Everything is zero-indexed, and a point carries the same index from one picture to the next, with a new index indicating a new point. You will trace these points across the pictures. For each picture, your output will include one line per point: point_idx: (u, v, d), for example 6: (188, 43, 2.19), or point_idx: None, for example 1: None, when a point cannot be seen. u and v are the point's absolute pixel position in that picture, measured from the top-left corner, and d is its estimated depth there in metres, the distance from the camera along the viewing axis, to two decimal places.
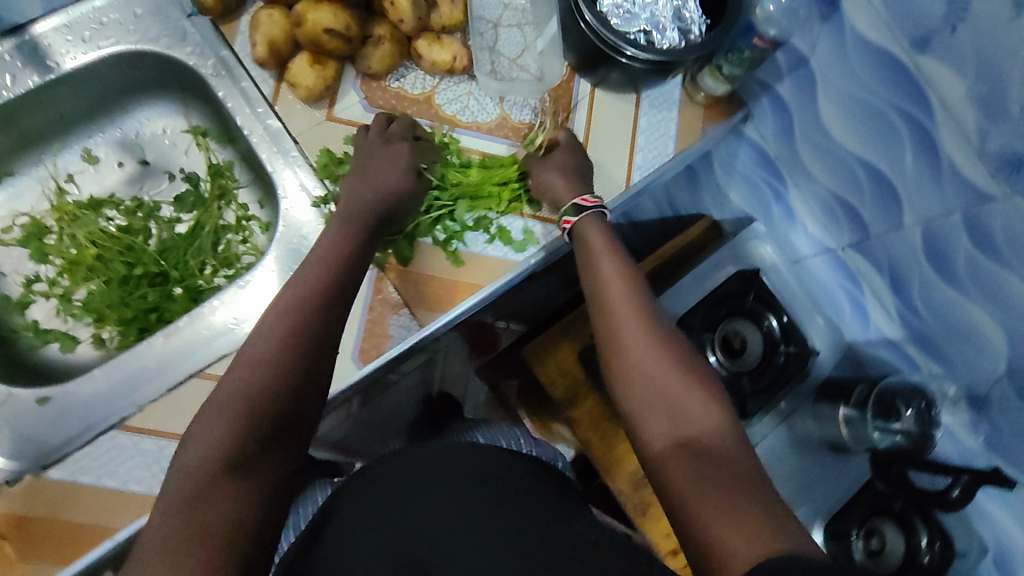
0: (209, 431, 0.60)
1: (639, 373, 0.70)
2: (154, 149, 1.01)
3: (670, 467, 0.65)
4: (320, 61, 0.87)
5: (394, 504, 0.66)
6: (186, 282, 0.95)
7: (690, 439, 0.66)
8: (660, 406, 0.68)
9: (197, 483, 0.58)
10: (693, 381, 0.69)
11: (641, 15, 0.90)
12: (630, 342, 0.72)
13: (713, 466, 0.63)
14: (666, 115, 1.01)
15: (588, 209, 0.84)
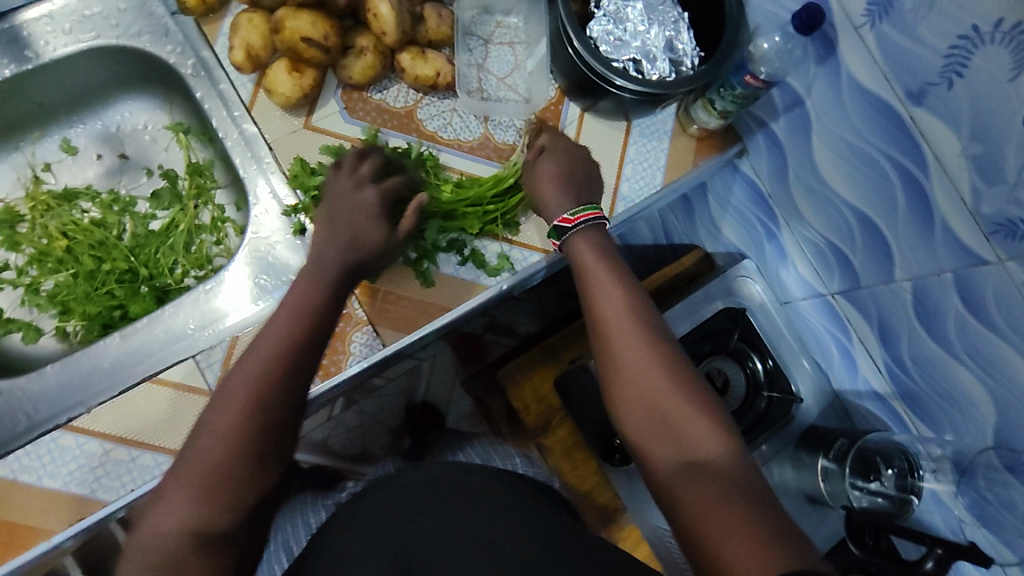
0: (176, 492, 0.57)
1: (640, 398, 0.66)
2: (135, 143, 1.00)
3: (677, 498, 0.61)
4: (298, 68, 0.85)
5: (388, 529, 0.66)
6: (154, 281, 0.93)
7: (698, 468, 0.62)
8: (663, 433, 0.65)
9: (166, 551, 0.55)
10: (698, 404, 0.65)
11: (632, 43, 0.87)
12: (632, 363, 0.67)
13: (720, 498, 0.59)
14: (657, 145, 0.98)
15: (570, 229, 0.78)
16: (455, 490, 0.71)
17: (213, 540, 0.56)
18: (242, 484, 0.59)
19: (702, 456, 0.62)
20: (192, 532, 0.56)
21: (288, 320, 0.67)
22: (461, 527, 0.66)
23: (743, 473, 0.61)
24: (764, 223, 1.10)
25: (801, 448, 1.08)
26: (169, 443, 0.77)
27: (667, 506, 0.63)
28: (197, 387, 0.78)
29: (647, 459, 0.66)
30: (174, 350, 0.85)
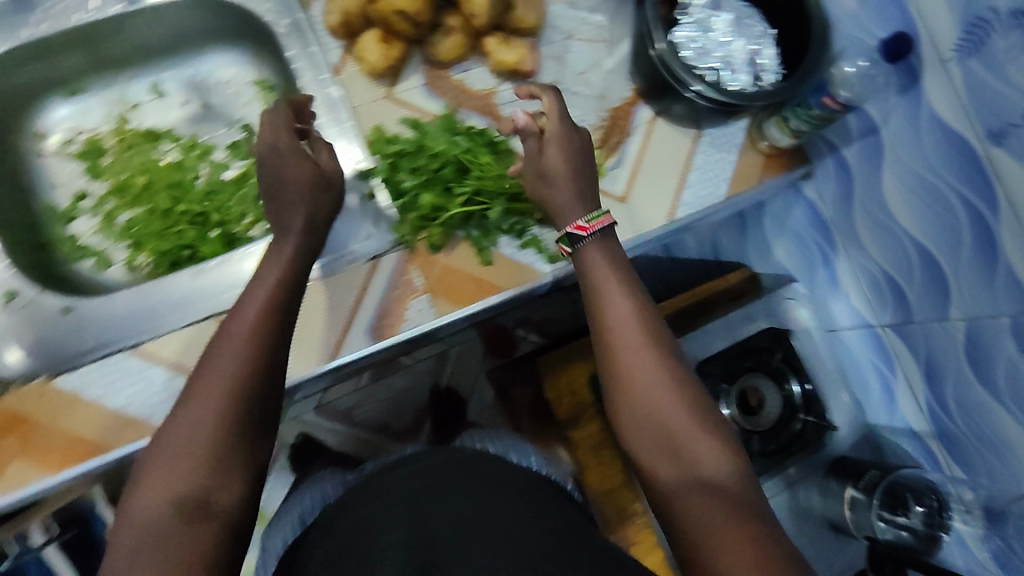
0: (164, 470, 0.54)
1: (648, 415, 0.64)
2: (219, 94, 1.04)
3: (680, 518, 0.59)
4: (389, 39, 0.87)
5: (418, 504, 0.71)
6: (224, 227, 0.95)
7: (702, 485, 0.60)
8: (666, 453, 0.63)
9: (155, 530, 0.52)
10: (706, 420, 0.63)
11: (715, 52, 0.87)
12: (638, 379, 0.65)
13: (726, 518, 0.57)
14: (725, 156, 0.98)
15: (583, 238, 0.72)
16: (470, 480, 0.76)
17: (203, 515, 0.53)
18: (235, 459, 0.56)
19: (706, 476, 0.60)
20: (182, 509, 0.53)
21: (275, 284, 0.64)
22: (486, 512, 0.69)
23: (749, 494, 0.59)
24: (821, 246, 1.10)
25: (829, 476, 1.07)
26: None
27: (669, 525, 0.61)
28: None
29: (650, 478, 0.64)
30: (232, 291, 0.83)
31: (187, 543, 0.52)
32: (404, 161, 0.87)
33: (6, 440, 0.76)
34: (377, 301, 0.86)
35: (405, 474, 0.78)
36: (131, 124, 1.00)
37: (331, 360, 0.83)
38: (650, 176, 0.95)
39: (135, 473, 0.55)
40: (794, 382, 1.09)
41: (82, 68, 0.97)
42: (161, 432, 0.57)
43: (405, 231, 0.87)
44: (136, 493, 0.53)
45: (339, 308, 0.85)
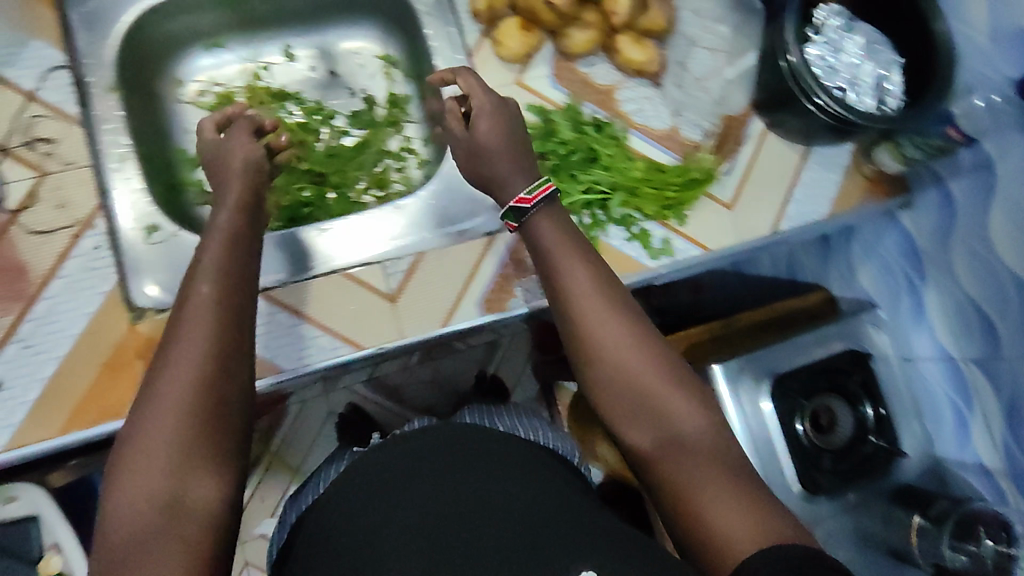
0: (137, 469, 0.53)
1: (618, 384, 0.67)
2: (345, 65, 1.07)
3: (662, 478, 0.64)
4: (529, 28, 0.91)
5: (454, 473, 0.73)
6: (341, 190, 1.01)
7: (679, 443, 0.64)
8: (645, 418, 0.66)
9: (138, 530, 0.52)
10: (675, 380, 0.67)
11: (843, 72, 0.89)
12: (607, 349, 0.67)
13: (702, 470, 0.62)
14: (830, 176, 1.00)
15: (527, 210, 0.73)
16: (492, 458, 0.76)
17: (183, 506, 0.53)
18: (208, 444, 0.55)
19: (686, 437, 0.64)
20: (160, 505, 0.53)
21: (217, 257, 0.64)
22: (470, 486, 0.71)
23: (721, 442, 0.64)
24: (911, 278, 1.11)
25: (895, 503, 1.07)
26: (346, 332, 0.85)
27: (651, 484, 0.65)
28: (378, 287, 0.87)
29: (625, 437, 0.67)
30: (370, 246, 0.90)
31: (173, 534, 0.52)
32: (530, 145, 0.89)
33: (138, 362, 0.80)
34: (491, 277, 0.89)
35: (402, 444, 0.79)
36: (262, 82, 1.04)
37: (440, 327, 0.87)
38: (759, 189, 0.97)
39: (106, 479, 0.54)
40: (869, 406, 1.09)
41: (225, 24, 1.01)
42: (124, 434, 0.56)
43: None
44: (112, 500, 0.53)
45: (451, 282, 0.89)
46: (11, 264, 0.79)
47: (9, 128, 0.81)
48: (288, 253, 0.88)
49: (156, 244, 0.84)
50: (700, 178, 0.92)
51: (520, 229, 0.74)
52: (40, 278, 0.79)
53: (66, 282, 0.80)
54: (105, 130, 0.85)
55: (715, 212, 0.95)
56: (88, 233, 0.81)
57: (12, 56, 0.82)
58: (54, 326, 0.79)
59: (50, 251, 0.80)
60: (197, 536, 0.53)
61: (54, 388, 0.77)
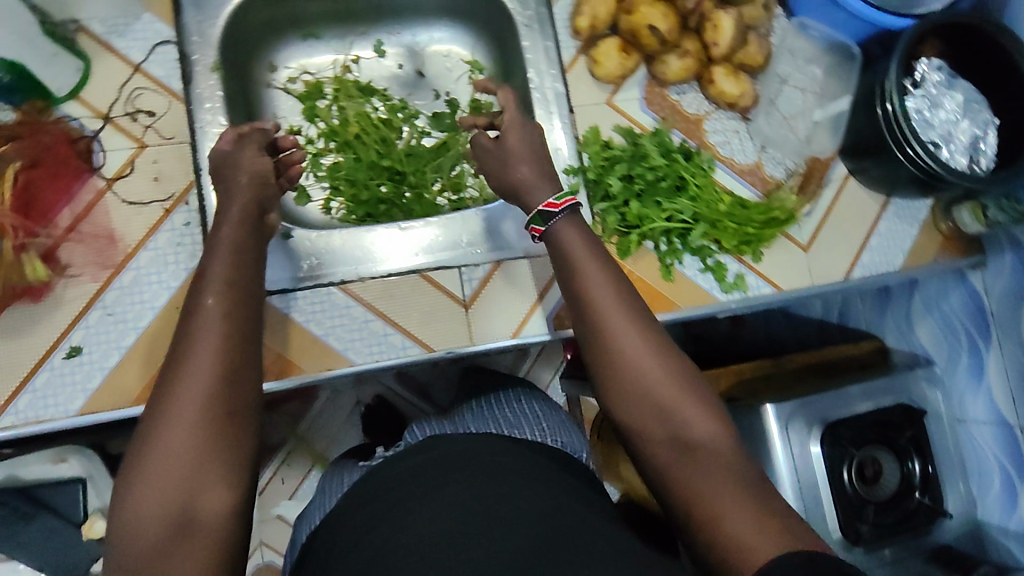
0: (150, 480, 0.51)
1: (639, 396, 0.63)
2: (433, 65, 1.07)
3: (681, 489, 0.60)
4: (628, 50, 0.91)
5: (465, 481, 0.65)
6: (417, 190, 1.01)
7: (697, 450, 0.60)
8: (662, 430, 0.62)
9: (150, 545, 0.50)
10: (691, 387, 0.63)
11: (938, 127, 0.89)
12: (631, 360, 0.63)
13: (716, 483, 0.58)
14: (907, 229, 0.99)
15: (554, 214, 0.71)
16: (504, 472, 0.67)
17: (196, 519, 0.51)
18: (216, 457, 0.52)
19: (702, 449, 0.60)
20: (170, 518, 0.50)
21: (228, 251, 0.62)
22: (493, 486, 0.63)
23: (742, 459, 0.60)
24: (974, 342, 1.08)
25: (931, 564, 1.05)
26: (417, 333, 0.86)
27: (665, 498, 0.62)
28: (453, 293, 0.88)
29: (638, 443, 0.64)
30: (435, 250, 0.89)
31: (184, 550, 0.50)
32: (619, 167, 0.89)
33: None
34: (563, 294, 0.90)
35: (414, 455, 0.73)
36: (350, 76, 1.04)
37: (508, 339, 0.88)
38: (834, 234, 0.97)
39: (118, 488, 0.52)
40: (915, 462, 1.07)
41: (320, 14, 1.01)
42: (134, 442, 0.53)
43: (604, 231, 0.89)
44: (123, 512, 0.50)
45: (523, 297, 0.89)
46: (103, 232, 0.81)
47: (113, 99, 0.83)
48: (308, 250, 0.86)
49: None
50: (781, 219, 0.91)
51: (545, 234, 0.72)
52: (130, 248, 0.81)
53: (153, 254, 0.82)
54: (205, 109, 0.84)
55: (789, 253, 0.95)
56: (180, 209, 0.83)
57: (124, 28, 0.85)
58: (138, 296, 0.81)
59: (141, 223, 0.82)
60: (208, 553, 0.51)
61: (131, 357, 0.80)
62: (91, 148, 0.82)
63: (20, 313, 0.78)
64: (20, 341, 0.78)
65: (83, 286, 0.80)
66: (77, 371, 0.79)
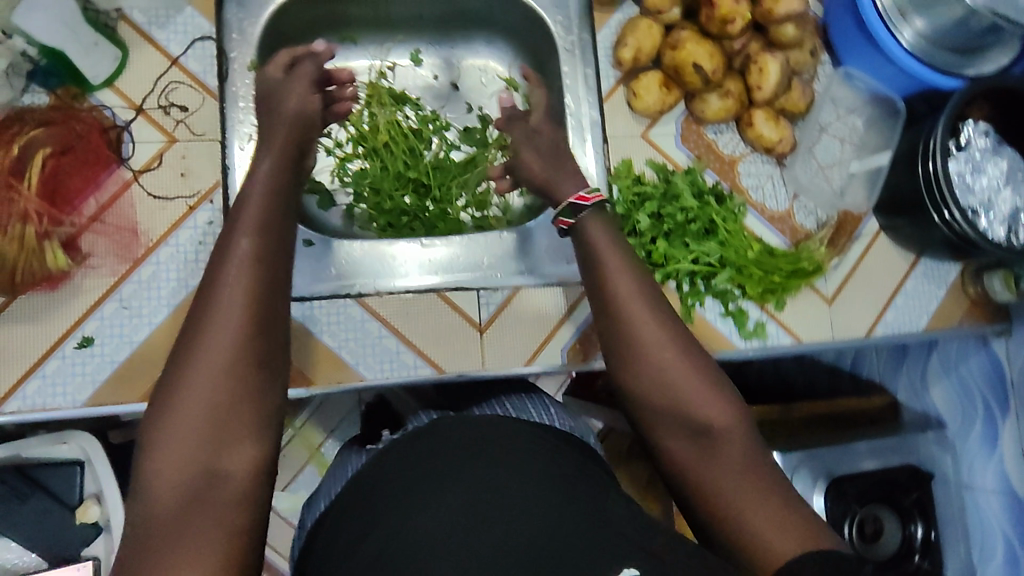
0: (178, 439, 0.54)
1: (651, 385, 0.66)
2: (468, 79, 1.06)
3: (694, 476, 0.63)
4: (668, 85, 0.89)
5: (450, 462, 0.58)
6: (440, 204, 1.00)
7: (707, 437, 0.63)
8: (683, 428, 0.64)
9: (172, 502, 0.53)
10: (705, 376, 0.66)
11: (979, 194, 0.87)
12: (644, 358, 0.66)
13: (735, 479, 0.61)
14: (934, 289, 0.97)
15: (584, 209, 0.74)
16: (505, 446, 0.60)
17: (220, 479, 0.54)
18: (241, 420, 0.56)
19: (724, 450, 0.63)
20: (192, 475, 0.54)
21: (256, 216, 0.63)
22: (489, 477, 0.56)
23: (762, 460, 0.63)
24: (993, 412, 1.03)
25: None
26: (430, 353, 0.85)
27: (684, 496, 0.64)
28: (470, 315, 0.87)
29: (656, 441, 0.66)
30: (456, 270, 0.90)
31: (204, 508, 0.53)
32: (649, 205, 0.87)
33: None
34: (581, 326, 0.89)
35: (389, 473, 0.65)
36: (384, 83, 1.04)
37: (521, 367, 0.87)
38: (859, 289, 0.95)
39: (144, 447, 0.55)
40: (919, 527, 1.06)
41: (360, 20, 1.00)
42: (156, 404, 0.56)
43: None
44: (149, 469, 0.54)
45: (539, 325, 0.88)
46: (126, 224, 0.81)
47: (148, 90, 0.83)
48: (334, 256, 0.88)
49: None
50: (807, 270, 0.90)
51: (573, 227, 0.74)
52: (151, 243, 0.81)
53: (174, 251, 0.81)
54: (239, 108, 0.86)
55: (812, 304, 0.94)
56: (204, 207, 0.83)
57: (165, 20, 0.84)
58: (154, 292, 0.81)
59: (164, 218, 0.82)
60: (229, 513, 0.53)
61: (144, 353, 0.80)
62: (121, 139, 0.81)
63: (37, 299, 0.78)
64: (35, 327, 0.78)
65: (101, 277, 0.80)
66: (87, 363, 0.78)
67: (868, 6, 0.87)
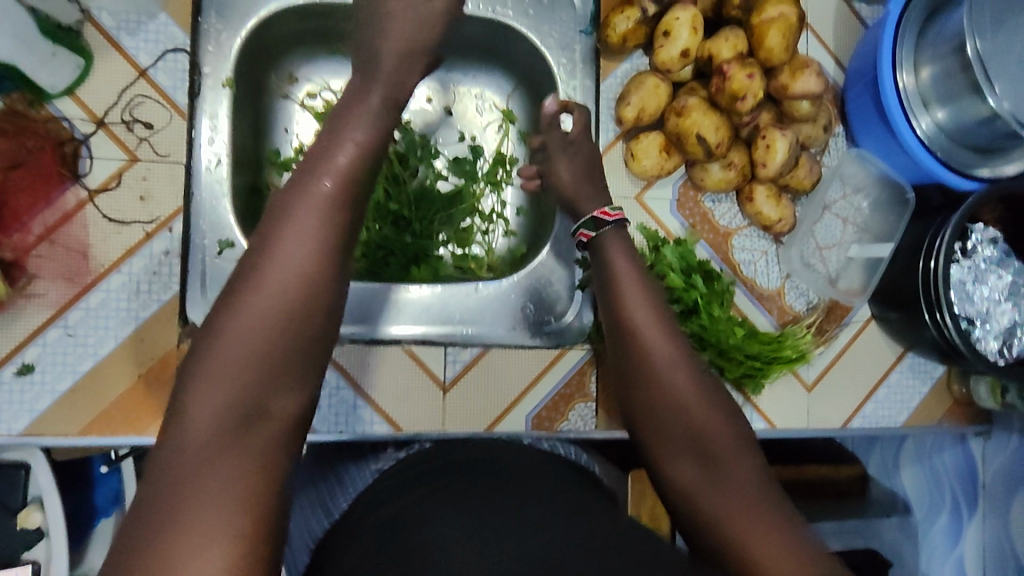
0: (209, 381, 0.46)
1: (662, 398, 0.58)
2: (464, 106, 0.99)
3: (699, 502, 0.54)
4: (669, 150, 0.84)
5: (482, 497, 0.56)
6: (420, 239, 0.95)
7: (712, 459, 0.55)
8: (689, 449, 0.56)
9: (205, 440, 0.44)
10: (714, 395, 0.58)
11: (977, 303, 0.83)
12: (661, 364, 0.59)
13: (750, 506, 0.52)
14: (917, 385, 0.95)
15: (605, 224, 0.71)
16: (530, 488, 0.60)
17: (259, 424, 0.45)
18: (288, 362, 0.48)
19: (733, 475, 0.54)
20: (231, 408, 0.45)
21: (311, 171, 0.53)
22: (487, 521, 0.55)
23: (778, 495, 0.53)
24: (958, 504, 1.03)
25: None
26: (390, 409, 0.82)
27: (692, 531, 0.55)
28: (434, 373, 0.84)
29: (661, 467, 0.58)
30: (430, 322, 0.85)
31: (243, 455, 0.44)
32: None
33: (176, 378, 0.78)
34: (550, 392, 0.86)
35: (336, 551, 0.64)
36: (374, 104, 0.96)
37: (484, 430, 0.84)
38: (839, 378, 0.92)
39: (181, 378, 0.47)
40: None
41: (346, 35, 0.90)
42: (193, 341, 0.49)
43: None
44: (186, 399, 0.45)
45: (510, 386, 0.85)
46: (77, 246, 0.76)
47: (112, 103, 0.77)
48: (352, 306, 0.83)
49: (223, 265, 0.79)
50: (790, 358, 0.86)
51: (592, 241, 0.71)
52: (101, 269, 0.76)
53: (126, 279, 0.77)
54: (205, 128, 0.80)
55: (789, 390, 0.91)
56: (162, 234, 0.78)
57: (136, 26, 0.78)
58: (101, 322, 0.76)
59: (119, 243, 0.77)
60: (258, 467, 0.44)
61: (86, 384, 0.76)
62: (78, 153, 0.76)
63: None
64: None
65: (44, 302, 0.75)
66: (24, 391, 0.75)
67: (890, 89, 0.82)
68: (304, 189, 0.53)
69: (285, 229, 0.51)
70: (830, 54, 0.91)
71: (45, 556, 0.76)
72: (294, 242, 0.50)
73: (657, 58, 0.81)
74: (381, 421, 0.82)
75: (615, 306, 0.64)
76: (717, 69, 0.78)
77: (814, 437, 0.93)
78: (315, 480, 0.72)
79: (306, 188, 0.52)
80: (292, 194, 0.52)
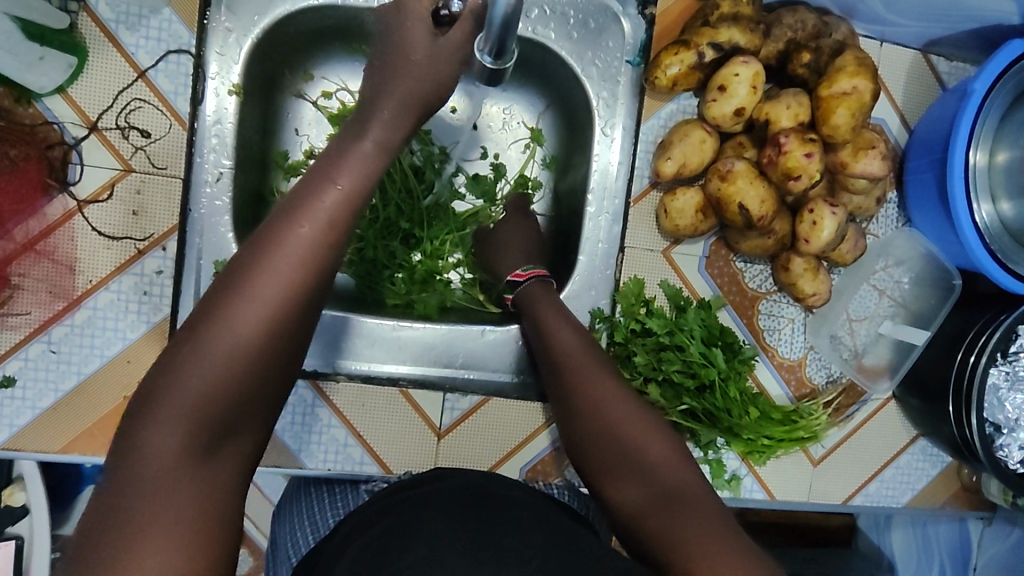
0: (161, 444, 0.42)
1: (600, 430, 0.57)
2: (491, 121, 0.90)
3: (642, 529, 0.52)
4: (707, 211, 0.77)
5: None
6: (429, 260, 0.84)
7: (655, 487, 0.53)
8: (635, 481, 0.54)
9: (158, 490, 0.41)
10: (650, 423, 0.57)
11: (1009, 410, 0.79)
12: (600, 402, 0.58)
13: (681, 519, 0.50)
14: (926, 469, 0.90)
15: (519, 283, 0.76)
16: None
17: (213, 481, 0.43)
18: (255, 413, 0.45)
19: (680, 503, 0.51)
20: (191, 464, 0.42)
21: (295, 263, 0.45)
22: None
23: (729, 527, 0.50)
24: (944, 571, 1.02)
25: None
26: (380, 450, 0.80)
27: (635, 551, 0.53)
28: (430, 418, 0.81)
29: (607, 494, 0.56)
30: (430, 363, 0.81)
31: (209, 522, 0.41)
32: (647, 341, 0.78)
33: None
34: (546, 446, 0.83)
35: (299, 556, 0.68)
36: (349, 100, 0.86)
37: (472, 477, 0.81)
38: (848, 456, 0.87)
39: (132, 416, 0.43)
40: None
41: None
42: (138, 428, 0.42)
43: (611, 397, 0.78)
44: (144, 454, 0.41)
45: (505, 438, 0.82)
46: (64, 260, 0.71)
47: (108, 106, 0.71)
48: (320, 338, 0.78)
49: None
50: (802, 439, 0.81)
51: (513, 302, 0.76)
52: (89, 284, 0.72)
53: (113, 297, 0.72)
54: (208, 145, 0.74)
55: (796, 463, 0.86)
56: (154, 253, 0.73)
57: (136, 20, 0.71)
58: (87, 339, 0.72)
59: (109, 259, 0.72)
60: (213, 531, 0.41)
61: (68, 401, 0.72)
62: (68, 159, 0.71)
63: None
64: None
65: (26, 319, 0.71)
66: (5, 405, 0.71)
67: (960, 171, 0.74)
68: (287, 274, 0.45)
69: (266, 333, 0.44)
70: (896, 110, 0.84)
71: (28, 531, 0.86)
72: (278, 341, 0.45)
73: (708, 112, 0.75)
74: (366, 460, 0.79)
75: (579, 366, 0.62)
76: (772, 137, 0.73)
77: (813, 509, 0.89)
78: (304, 496, 0.77)
79: (301, 277, 0.45)
80: (272, 278, 0.45)
